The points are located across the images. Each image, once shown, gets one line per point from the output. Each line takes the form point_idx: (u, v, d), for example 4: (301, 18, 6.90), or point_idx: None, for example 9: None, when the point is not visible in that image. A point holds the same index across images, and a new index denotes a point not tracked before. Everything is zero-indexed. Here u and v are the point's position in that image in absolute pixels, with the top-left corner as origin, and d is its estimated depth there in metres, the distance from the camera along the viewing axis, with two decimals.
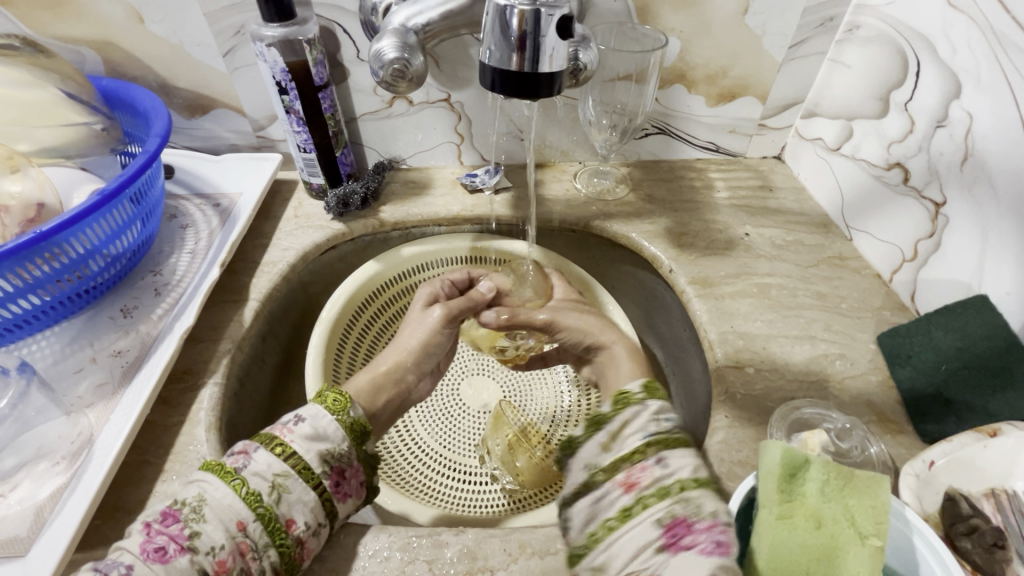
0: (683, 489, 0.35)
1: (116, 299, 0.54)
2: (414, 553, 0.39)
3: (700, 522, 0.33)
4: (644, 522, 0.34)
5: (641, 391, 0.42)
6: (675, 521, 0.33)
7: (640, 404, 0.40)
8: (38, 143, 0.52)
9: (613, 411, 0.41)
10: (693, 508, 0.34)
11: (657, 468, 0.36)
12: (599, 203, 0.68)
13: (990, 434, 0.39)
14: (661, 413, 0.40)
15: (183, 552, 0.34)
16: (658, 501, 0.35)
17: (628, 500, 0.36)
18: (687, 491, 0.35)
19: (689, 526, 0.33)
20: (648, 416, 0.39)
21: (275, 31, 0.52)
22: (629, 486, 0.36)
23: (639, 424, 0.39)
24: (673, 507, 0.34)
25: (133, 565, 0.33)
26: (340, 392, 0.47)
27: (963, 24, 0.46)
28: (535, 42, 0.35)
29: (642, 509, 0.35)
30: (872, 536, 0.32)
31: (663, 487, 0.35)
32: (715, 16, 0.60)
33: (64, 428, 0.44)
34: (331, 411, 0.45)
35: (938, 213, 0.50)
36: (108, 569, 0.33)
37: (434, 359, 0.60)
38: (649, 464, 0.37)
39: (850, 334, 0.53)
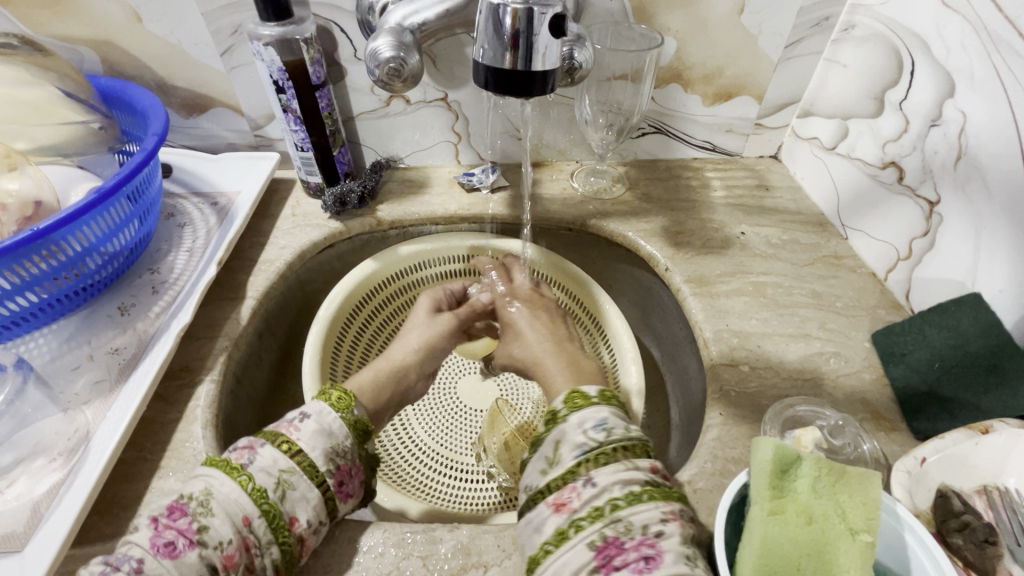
0: (614, 507, 0.35)
1: (113, 297, 0.54)
2: (408, 548, 0.40)
3: (629, 540, 0.33)
4: (577, 545, 0.34)
5: (565, 406, 0.43)
6: (605, 543, 0.34)
7: (564, 423, 0.41)
8: (36, 141, 0.52)
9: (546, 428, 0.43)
10: (623, 527, 0.34)
11: (586, 488, 0.36)
12: (596, 202, 0.68)
13: (981, 431, 0.39)
14: (587, 425, 0.40)
15: (192, 547, 0.35)
16: (590, 523, 0.35)
17: (561, 522, 0.36)
18: (618, 511, 0.35)
19: (620, 545, 0.33)
20: (575, 432, 0.40)
21: (273, 30, 0.52)
22: (559, 507, 0.36)
23: (572, 441, 0.40)
24: (605, 528, 0.34)
25: (143, 560, 0.34)
26: (344, 390, 0.47)
27: (957, 24, 0.46)
28: (528, 41, 0.35)
29: (576, 531, 0.35)
30: (863, 532, 0.32)
31: (595, 507, 0.35)
32: (710, 16, 0.60)
33: (62, 424, 0.44)
34: (334, 408, 0.45)
35: (932, 212, 0.51)
36: (118, 564, 0.33)
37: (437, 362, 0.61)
38: (579, 485, 0.37)
39: (844, 333, 0.53)
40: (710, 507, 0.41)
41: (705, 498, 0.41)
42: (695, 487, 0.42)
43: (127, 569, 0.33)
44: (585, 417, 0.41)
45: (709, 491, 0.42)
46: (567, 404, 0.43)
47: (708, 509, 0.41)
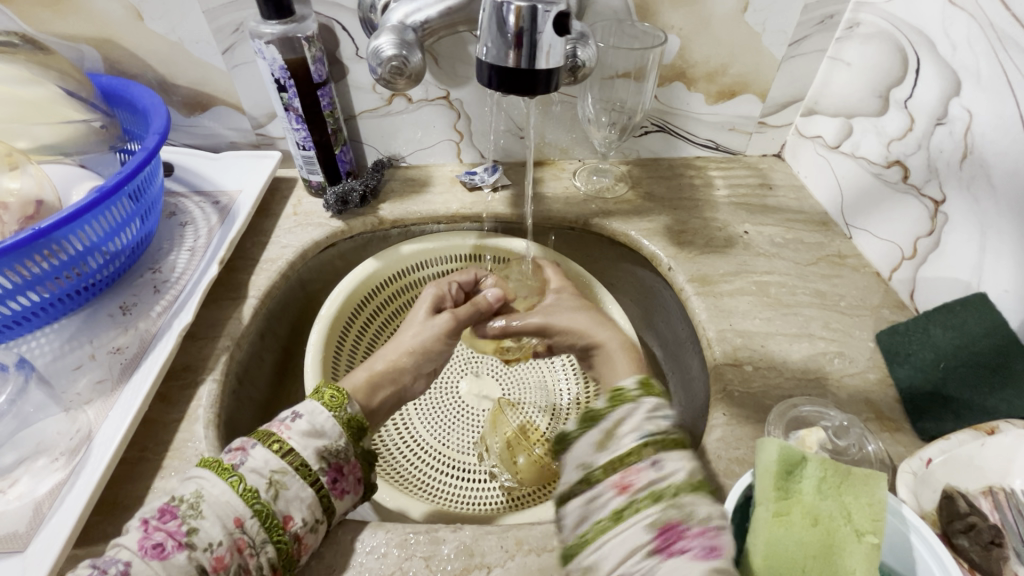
0: (676, 493, 0.33)
1: (115, 296, 0.54)
2: (411, 550, 0.40)
3: (692, 527, 0.32)
4: (635, 526, 0.33)
5: (637, 388, 0.41)
6: (667, 527, 0.32)
7: (634, 403, 0.39)
8: (37, 140, 0.52)
9: (608, 407, 0.40)
10: (686, 513, 0.33)
11: (650, 471, 0.35)
12: (598, 201, 0.68)
13: (987, 432, 0.39)
14: (657, 412, 0.38)
15: (181, 549, 0.34)
16: (650, 505, 0.33)
17: (621, 502, 0.34)
18: (681, 497, 0.33)
19: (680, 532, 0.32)
20: (642, 415, 0.38)
21: (274, 28, 0.52)
22: (622, 488, 0.34)
23: (633, 423, 0.37)
24: (668, 510, 0.33)
25: (131, 563, 0.33)
26: (337, 388, 0.47)
27: (963, 21, 0.46)
28: (531, 39, 0.35)
29: (634, 513, 0.33)
30: (869, 533, 0.32)
31: (656, 491, 0.34)
32: (714, 13, 0.60)
33: (64, 424, 0.44)
34: (328, 407, 0.45)
35: (937, 211, 0.50)
36: (104, 566, 0.33)
37: (433, 362, 0.60)
38: (643, 466, 0.35)
39: (848, 332, 0.53)
40: None
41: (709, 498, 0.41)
42: None
43: (113, 572, 0.33)
44: (656, 405, 0.39)
45: (713, 492, 0.42)
46: (638, 386, 0.41)
47: None
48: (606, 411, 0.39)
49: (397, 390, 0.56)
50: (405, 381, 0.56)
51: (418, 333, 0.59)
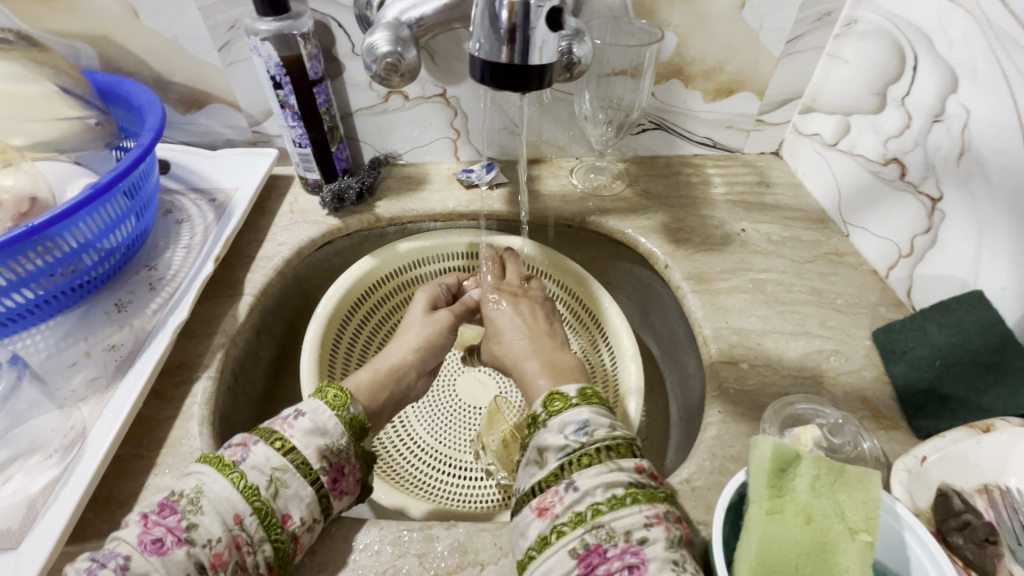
0: (595, 513, 0.34)
1: (110, 294, 0.54)
2: (404, 546, 0.39)
3: (612, 548, 0.33)
4: (559, 551, 0.34)
5: (545, 408, 0.42)
6: (587, 551, 0.33)
7: (544, 427, 0.41)
8: (33, 137, 0.52)
9: (524, 434, 0.42)
10: (605, 534, 0.34)
11: (567, 493, 0.36)
12: (595, 198, 0.68)
13: (983, 429, 0.39)
14: (568, 429, 0.39)
15: (180, 545, 0.34)
16: (572, 529, 0.34)
17: (543, 527, 0.35)
18: (600, 517, 0.34)
19: (602, 553, 0.33)
20: (555, 435, 0.39)
21: (270, 25, 0.52)
22: (542, 513, 0.36)
23: (552, 445, 0.39)
24: (586, 536, 0.34)
25: (130, 557, 0.33)
26: (340, 387, 0.47)
27: (960, 18, 0.45)
28: (525, 35, 0.35)
29: (559, 537, 0.34)
30: (862, 531, 0.32)
31: (577, 513, 0.35)
32: (711, 11, 0.60)
33: (58, 421, 0.44)
34: (331, 406, 0.45)
35: (934, 209, 0.50)
36: (104, 560, 0.33)
37: (436, 358, 0.61)
38: (561, 489, 0.36)
39: (845, 330, 0.53)
40: (708, 505, 0.41)
41: (703, 496, 0.41)
42: (694, 486, 0.42)
43: (113, 566, 0.33)
44: (564, 421, 0.40)
45: (707, 490, 0.42)
46: (545, 407, 0.42)
47: (706, 507, 0.41)
48: (525, 441, 0.42)
49: (402, 388, 0.56)
50: (404, 380, 0.56)
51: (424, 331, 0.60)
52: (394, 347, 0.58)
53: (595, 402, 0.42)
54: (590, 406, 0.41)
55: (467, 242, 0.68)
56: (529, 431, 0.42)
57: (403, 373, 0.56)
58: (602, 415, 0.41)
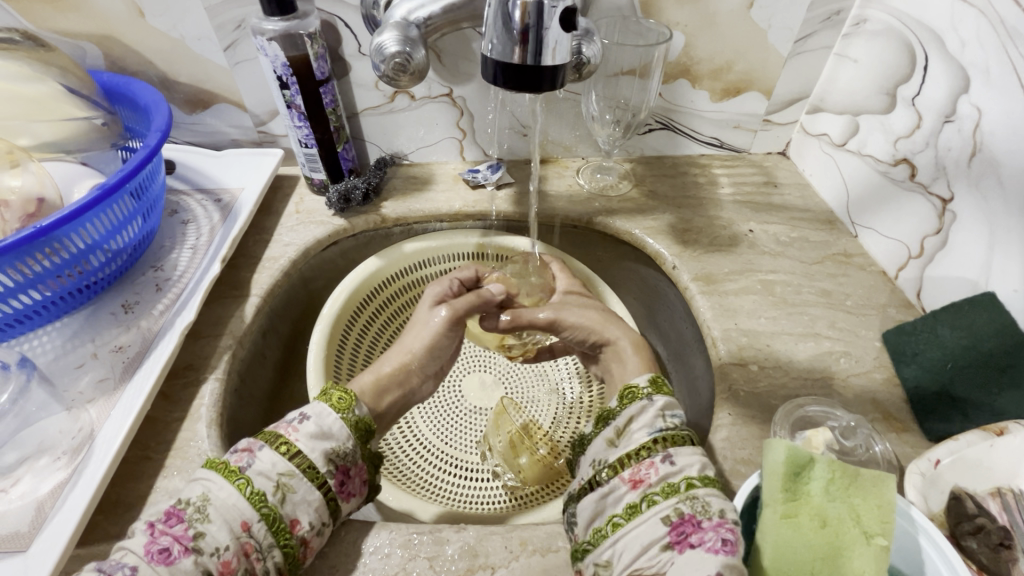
0: (689, 486, 0.35)
1: (116, 295, 0.54)
2: (415, 549, 0.39)
3: (706, 520, 0.34)
4: (651, 518, 0.35)
5: (648, 386, 0.44)
6: (682, 519, 0.34)
7: (646, 400, 0.42)
8: (38, 137, 0.51)
9: (620, 406, 0.43)
10: (699, 506, 0.34)
11: (664, 466, 0.37)
12: (602, 199, 0.68)
13: (996, 433, 0.39)
14: (669, 410, 0.41)
15: (187, 554, 0.34)
16: (664, 498, 0.35)
17: (634, 497, 0.36)
18: (695, 489, 0.35)
19: (696, 523, 0.33)
20: (654, 411, 0.41)
21: (276, 25, 0.52)
22: (636, 483, 0.37)
23: (646, 419, 0.40)
24: (679, 505, 0.35)
25: (137, 567, 0.33)
26: (344, 390, 0.47)
27: (972, 18, 0.45)
28: (537, 36, 0.35)
29: (649, 505, 0.35)
30: (878, 535, 0.32)
31: (669, 485, 0.36)
32: (719, 10, 0.59)
33: (65, 423, 0.44)
34: (336, 408, 0.44)
35: (945, 210, 0.50)
36: (111, 571, 0.33)
37: (438, 361, 0.60)
38: (656, 461, 0.37)
39: (854, 332, 0.52)
40: None
41: None
42: None
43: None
44: (668, 402, 0.42)
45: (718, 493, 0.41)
46: (651, 385, 0.44)
47: None
48: (618, 410, 0.43)
49: (405, 390, 0.56)
50: (407, 382, 0.56)
51: (424, 333, 0.58)
52: (393, 352, 0.57)
53: None
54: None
55: (473, 243, 0.68)
56: (625, 403, 0.43)
57: (407, 374, 0.56)
58: None
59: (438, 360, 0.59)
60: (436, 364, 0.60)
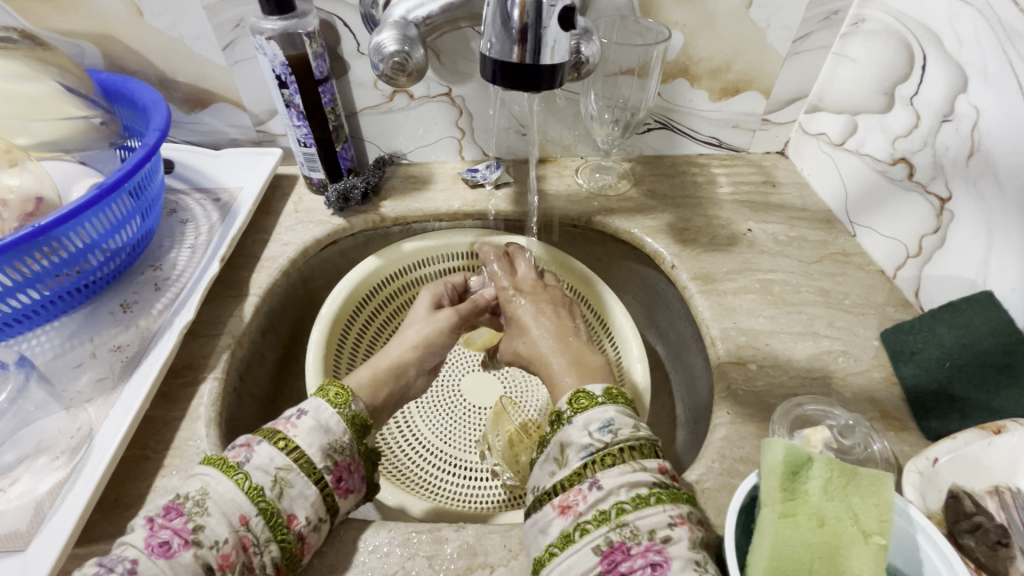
0: (620, 511, 0.35)
1: (115, 294, 0.54)
2: (414, 548, 0.39)
3: (636, 546, 0.34)
4: (583, 548, 0.34)
5: (569, 406, 0.44)
6: (611, 548, 0.34)
7: (568, 424, 0.42)
8: (37, 136, 0.51)
9: (551, 431, 0.44)
10: (629, 533, 0.34)
11: (592, 492, 0.37)
12: (600, 198, 0.68)
13: (994, 431, 0.39)
14: (593, 426, 0.40)
15: (187, 547, 0.34)
16: (596, 527, 0.35)
17: (567, 524, 0.36)
18: (625, 515, 0.35)
19: (625, 551, 0.34)
20: (578, 432, 0.41)
21: (275, 24, 0.52)
22: (565, 510, 0.37)
23: (575, 441, 0.40)
24: (610, 533, 0.34)
25: (137, 561, 0.33)
26: (342, 386, 0.47)
27: (970, 18, 0.45)
28: (536, 34, 0.35)
29: (582, 535, 0.35)
30: (875, 534, 0.32)
31: (601, 511, 0.36)
32: (718, 9, 0.60)
33: (64, 423, 0.44)
34: (332, 404, 0.45)
35: (943, 209, 0.50)
36: (112, 564, 0.33)
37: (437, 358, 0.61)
38: (584, 488, 0.37)
39: (853, 331, 0.53)
40: (718, 508, 0.40)
41: (713, 497, 0.41)
42: (703, 488, 0.42)
43: (120, 570, 0.33)
44: (589, 418, 0.41)
45: (717, 491, 0.41)
46: (571, 404, 0.44)
47: (716, 509, 0.41)
48: (549, 436, 0.43)
49: (404, 386, 0.56)
50: (407, 378, 0.56)
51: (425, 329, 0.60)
52: (396, 344, 0.58)
53: (620, 402, 0.43)
54: (616, 405, 0.43)
55: (473, 242, 0.68)
56: (553, 428, 0.43)
57: (408, 371, 0.56)
58: (627, 416, 0.42)
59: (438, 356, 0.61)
60: (434, 360, 0.60)
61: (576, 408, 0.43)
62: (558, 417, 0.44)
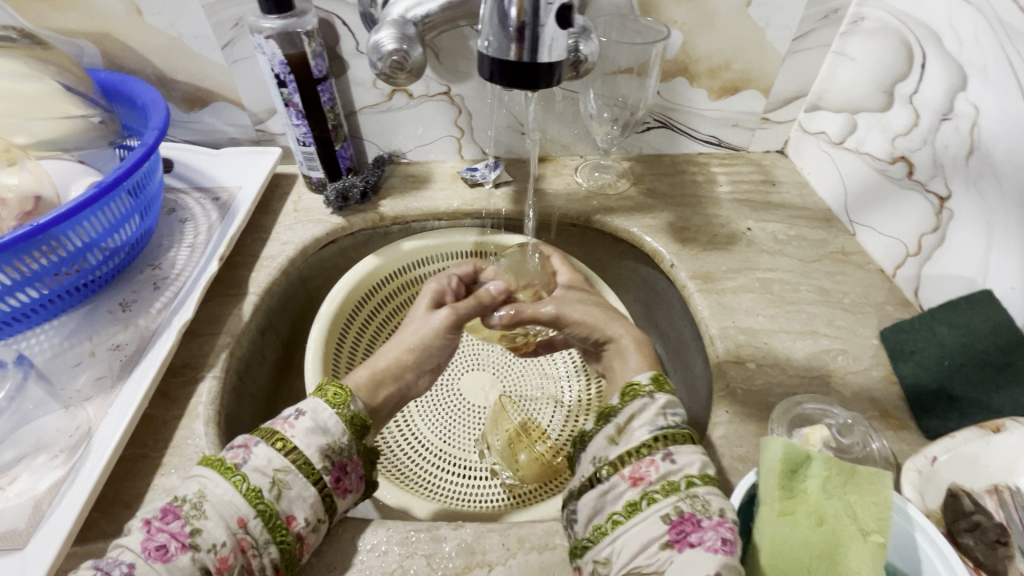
0: (690, 484, 0.36)
1: (114, 293, 0.54)
2: (412, 547, 0.39)
3: (706, 519, 0.34)
4: (651, 517, 0.35)
5: (650, 383, 0.44)
6: (682, 518, 0.34)
7: (648, 399, 0.42)
8: (36, 135, 0.51)
9: (620, 402, 0.43)
10: (700, 506, 0.35)
11: (665, 463, 0.37)
12: (600, 197, 0.68)
13: (993, 430, 0.39)
14: (670, 408, 0.41)
15: (184, 551, 0.34)
16: (665, 496, 0.36)
17: (634, 494, 0.37)
18: (695, 488, 0.36)
19: (696, 522, 0.34)
20: (656, 410, 0.41)
21: (274, 23, 0.52)
22: (637, 480, 0.37)
23: (647, 417, 0.40)
24: (680, 503, 0.35)
25: (134, 564, 0.33)
26: (340, 386, 0.46)
27: (970, 16, 0.45)
28: (534, 32, 0.35)
29: (650, 503, 0.36)
30: (874, 533, 0.32)
31: (670, 483, 0.36)
32: (717, 8, 0.59)
33: (63, 421, 0.44)
34: (331, 404, 0.44)
35: (942, 207, 0.50)
36: (108, 569, 0.33)
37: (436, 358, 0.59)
38: (657, 459, 0.38)
39: (852, 330, 0.52)
40: None
41: None
42: None
43: (117, 574, 0.33)
44: (670, 400, 0.42)
45: None
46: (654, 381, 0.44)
47: None
48: (619, 407, 0.43)
49: (403, 385, 0.56)
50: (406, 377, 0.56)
51: (422, 331, 0.58)
52: (393, 344, 0.57)
53: None
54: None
55: (476, 243, 0.68)
56: (626, 400, 0.43)
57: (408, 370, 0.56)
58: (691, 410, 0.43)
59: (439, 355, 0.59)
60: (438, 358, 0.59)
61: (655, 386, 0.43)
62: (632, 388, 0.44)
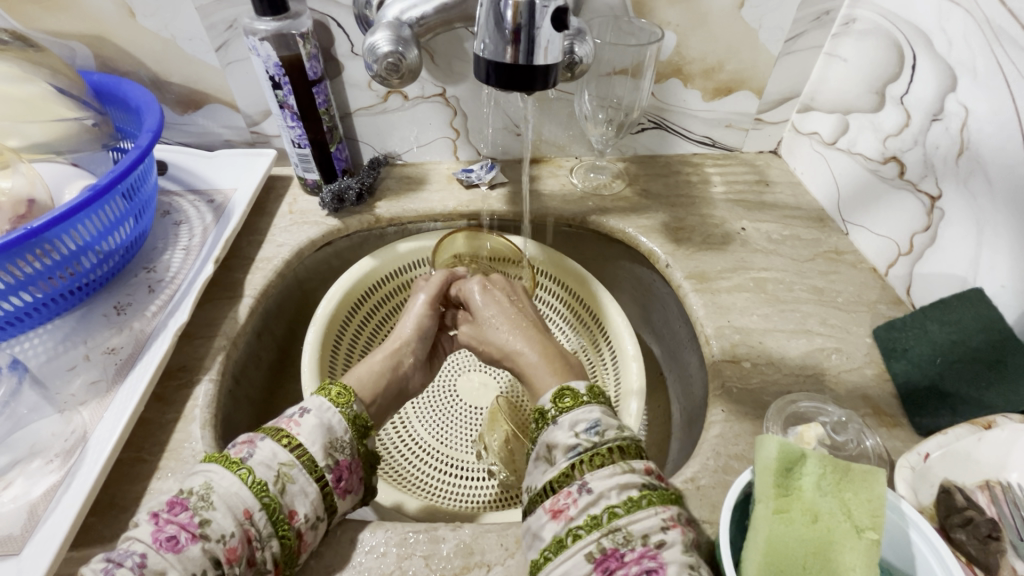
0: (611, 516, 0.35)
1: (109, 296, 0.54)
2: (410, 548, 0.39)
3: (629, 552, 0.33)
4: (576, 555, 0.34)
5: (553, 406, 0.43)
6: (604, 555, 0.33)
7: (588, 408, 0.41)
8: (29, 138, 0.51)
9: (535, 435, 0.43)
10: (622, 538, 0.34)
11: (581, 495, 0.36)
12: (595, 198, 0.68)
13: (984, 427, 0.40)
14: (580, 427, 0.40)
15: (195, 541, 0.34)
16: (588, 532, 0.34)
17: (558, 530, 0.36)
18: (615, 520, 0.34)
19: (619, 557, 0.33)
20: (575, 430, 0.40)
21: (268, 25, 0.52)
22: (556, 514, 0.36)
23: (574, 437, 0.39)
24: (603, 539, 0.34)
25: (146, 555, 0.33)
26: (344, 386, 0.47)
27: (959, 18, 0.46)
28: (530, 35, 0.35)
29: (574, 540, 0.35)
30: (868, 529, 0.32)
31: (592, 516, 0.35)
32: (710, 10, 0.60)
33: (58, 425, 0.44)
34: (335, 403, 0.45)
35: (933, 207, 0.50)
36: (120, 560, 0.33)
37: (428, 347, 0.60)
38: (574, 491, 0.37)
39: (846, 328, 0.53)
40: (713, 504, 0.41)
41: (708, 495, 0.41)
42: (697, 486, 0.42)
43: (130, 565, 0.33)
44: (575, 419, 0.41)
45: (712, 488, 0.42)
46: (555, 403, 0.43)
47: (710, 505, 0.41)
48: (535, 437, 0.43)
49: (401, 380, 0.55)
50: (404, 368, 0.56)
51: (405, 321, 0.60)
52: (388, 341, 0.58)
53: (602, 400, 0.43)
54: (599, 404, 0.42)
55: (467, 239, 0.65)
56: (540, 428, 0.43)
57: (406, 363, 0.56)
58: (610, 415, 0.41)
59: (426, 343, 0.60)
60: (426, 350, 0.60)
61: (559, 407, 0.42)
62: (540, 416, 0.43)
